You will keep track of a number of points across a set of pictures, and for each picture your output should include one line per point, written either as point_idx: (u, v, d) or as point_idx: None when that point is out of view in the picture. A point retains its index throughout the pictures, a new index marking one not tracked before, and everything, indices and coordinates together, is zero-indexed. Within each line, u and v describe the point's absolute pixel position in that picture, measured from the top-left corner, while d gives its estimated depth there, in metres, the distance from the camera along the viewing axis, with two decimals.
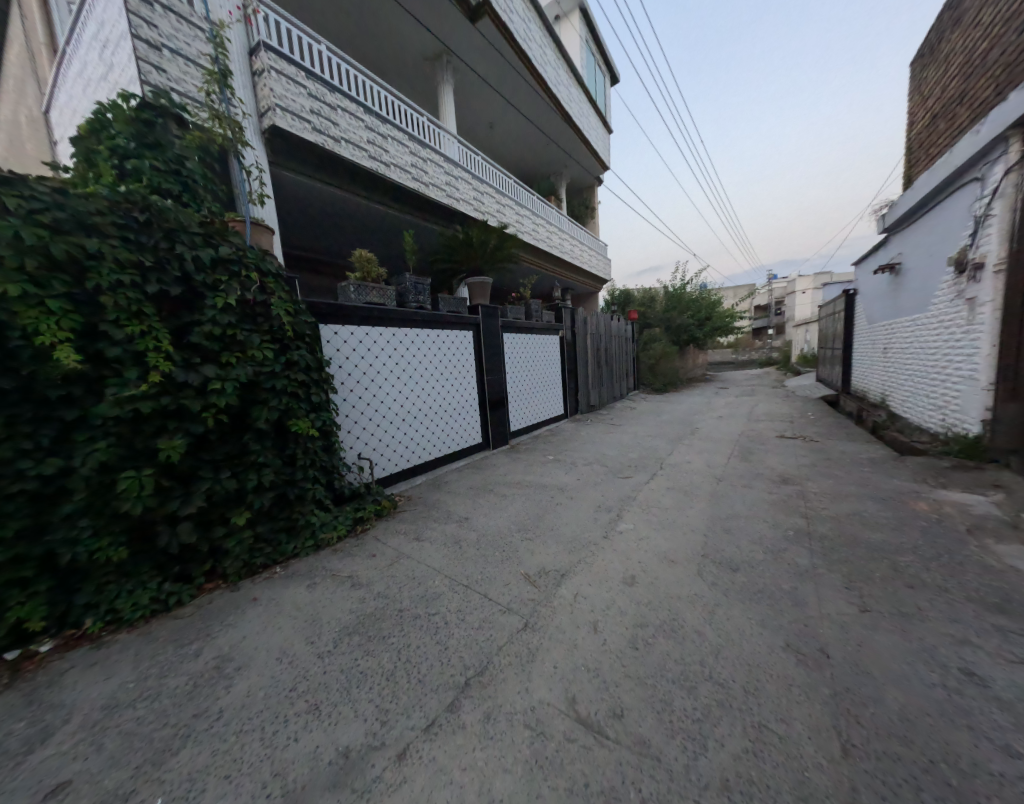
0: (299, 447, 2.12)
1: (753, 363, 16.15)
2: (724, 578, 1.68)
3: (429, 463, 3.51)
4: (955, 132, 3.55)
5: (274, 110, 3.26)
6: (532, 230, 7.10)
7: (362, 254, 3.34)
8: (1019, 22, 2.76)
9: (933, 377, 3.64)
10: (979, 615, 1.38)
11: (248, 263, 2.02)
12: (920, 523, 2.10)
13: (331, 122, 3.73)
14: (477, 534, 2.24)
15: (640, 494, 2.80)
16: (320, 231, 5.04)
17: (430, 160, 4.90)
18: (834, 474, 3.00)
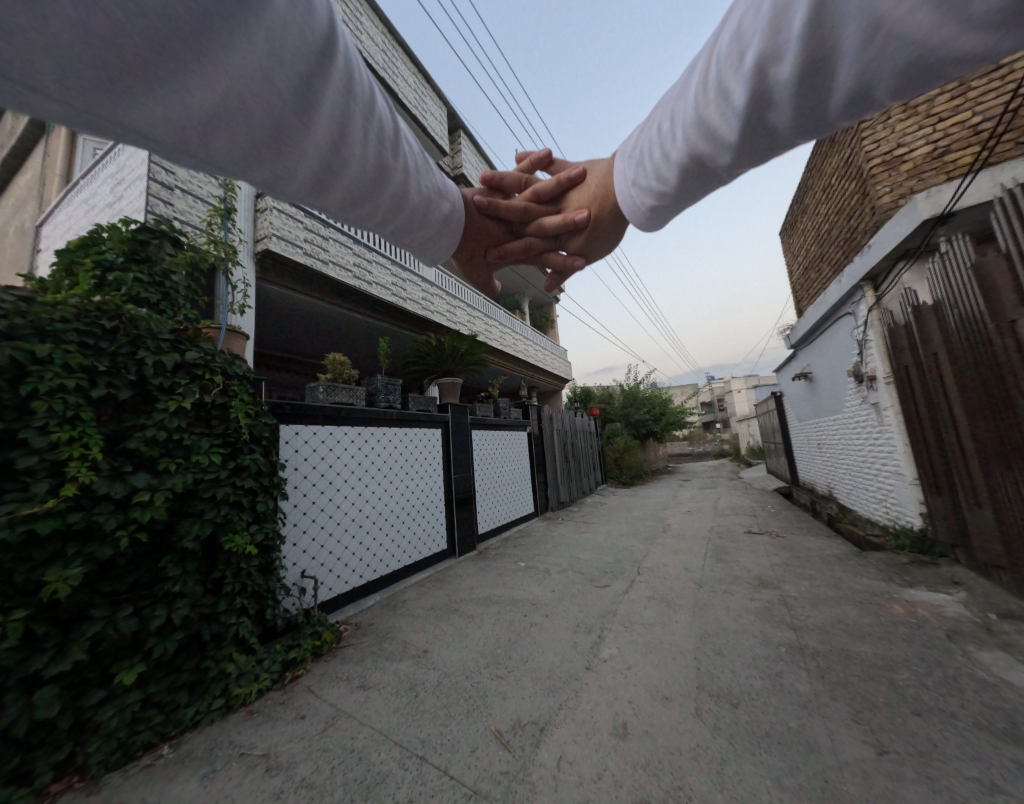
0: (229, 569, 1.82)
1: (709, 456, 17.08)
2: (726, 718, 1.47)
3: (385, 578, 3.09)
4: (824, 280, 4.61)
5: (270, 238, 3.66)
6: (499, 337, 7.80)
7: (336, 358, 3.44)
8: (845, 215, 3.87)
9: (867, 472, 3.96)
10: (996, 749, 1.26)
11: (215, 366, 1.99)
12: (903, 630, 2.03)
13: (322, 249, 4.21)
14: (437, 675, 1.87)
15: (620, 607, 2.57)
16: (295, 336, 5.23)
17: (408, 279, 5.51)
18: (808, 574, 2.96)
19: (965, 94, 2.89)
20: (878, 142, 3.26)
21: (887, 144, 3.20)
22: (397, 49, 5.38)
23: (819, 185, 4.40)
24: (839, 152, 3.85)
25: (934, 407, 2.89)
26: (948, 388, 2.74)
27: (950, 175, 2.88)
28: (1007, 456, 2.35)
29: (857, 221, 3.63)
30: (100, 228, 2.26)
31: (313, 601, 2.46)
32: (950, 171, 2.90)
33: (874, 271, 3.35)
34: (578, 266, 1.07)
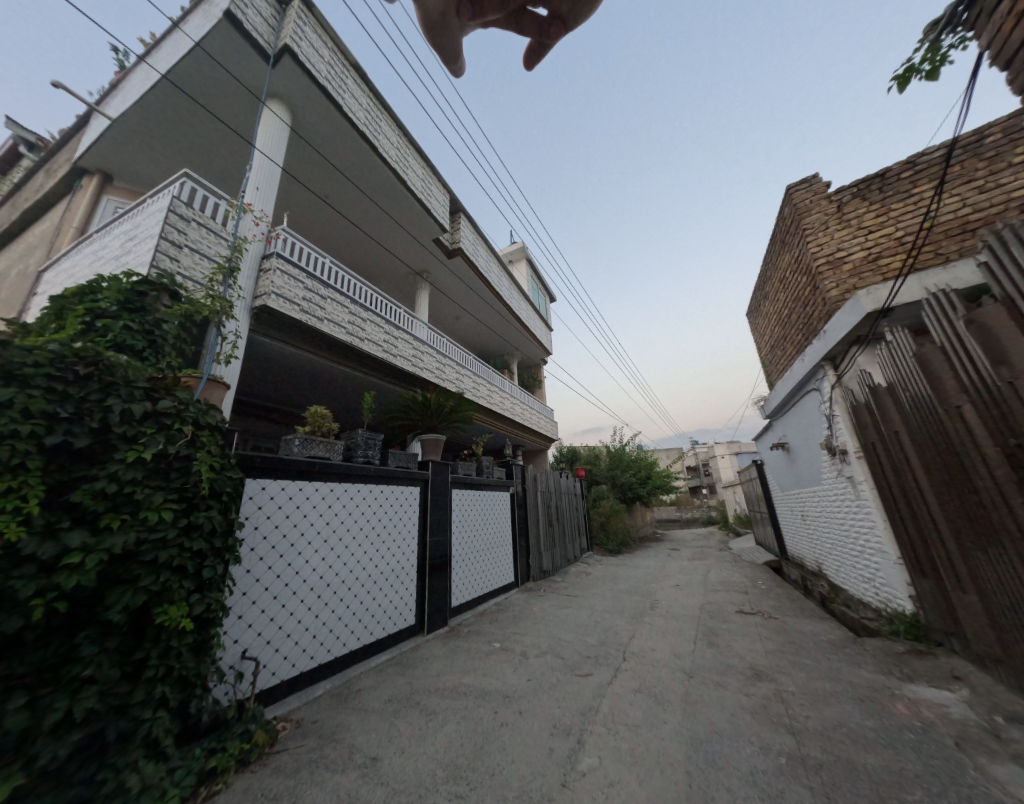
0: (156, 649, 1.59)
1: (696, 524, 16.72)
2: None
3: (339, 661, 2.72)
4: (788, 359, 4.96)
5: (269, 296, 3.83)
6: (486, 396, 7.93)
7: (317, 411, 3.40)
8: (801, 303, 4.30)
9: (852, 548, 3.89)
10: None
11: (187, 416, 1.94)
12: (908, 736, 1.85)
13: (319, 306, 4.38)
14: (384, 794, 1.58)
15: (603, 703, 2.29)
16: (280, 387, 5.21)
17: (400, 338, 5.70)
18: (804, 664, 2.74)
19: (887, 213, 3.43)
20: (821, 245, 3.75)
21: (829, 247, 3.68)
22: (410, 148, 6.18)
23: (776, 276, 4.94)
24: (790, 251, 4.39)
25: (905, 485, 2.95)
26: (915, 467, 2.83)
27: (885, 276, 3.29)
28: (983, 539, 2.37)
29: (812, 309, 4.02)
30: (100, 278, 2.32)
31: (250, 691, 2.12)
32: (885, 273, 3.31)
33: (831, 354, 3.64)
34: (555, 36, 0.85)
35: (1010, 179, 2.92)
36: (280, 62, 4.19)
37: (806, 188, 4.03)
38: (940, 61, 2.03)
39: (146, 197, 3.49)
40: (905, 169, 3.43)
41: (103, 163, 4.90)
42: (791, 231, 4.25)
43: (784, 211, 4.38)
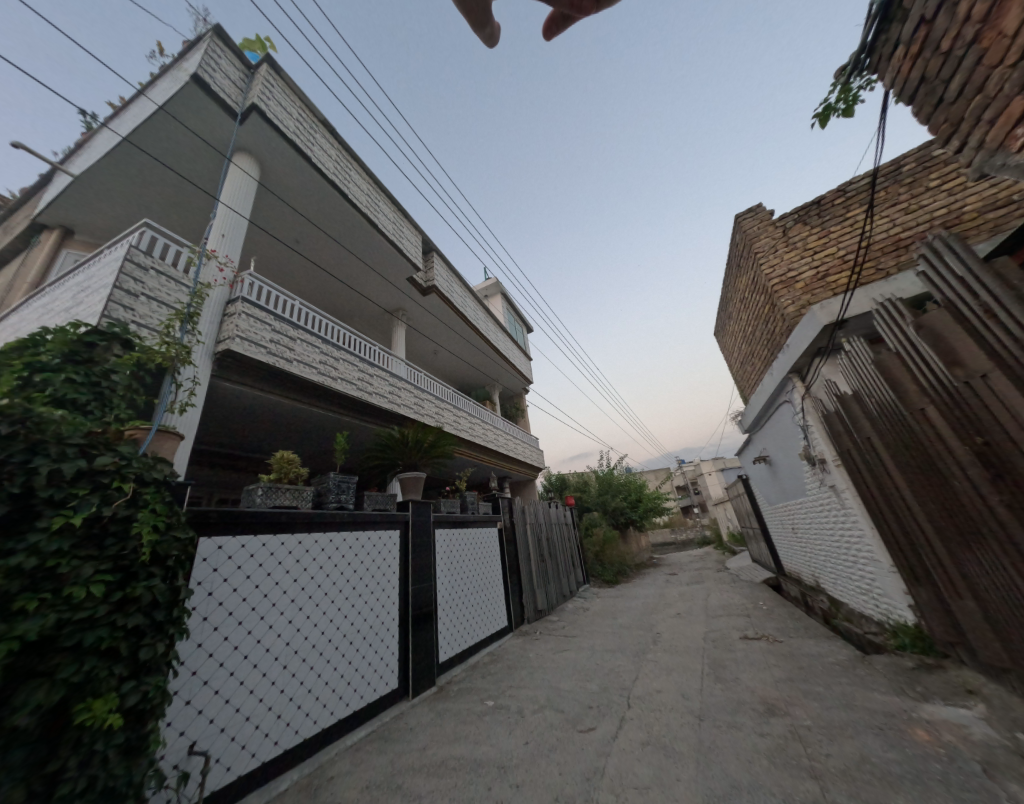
0: (75, 757, 1.34)
1: (692, 545, 16.46)
2: None
3: (309, 743, 2.39)
4: (759, 373, 5.10)
5: (233, 340, 3.71)
6: (468, 428, 7.80)
7: (283, 456, 3.19)
8: (763, 319, 4.48)
9: (845, 560, 3.82)
10: None
11: (128, 472, 1.75)
12: (934, 766, 1.72)
13: (288, 348, 4.28)
14: None
15: (609, 764, 2.04)
16: (248, 432, 4.96)
17: (376, 375, 5.60)
18: (816, 692, 2.58)
19: (828, 234, 3.69)
20: (774, 266, 3.99)
21: (781, 267, 3.91)
22: (380, 193, 6.40)
23: (737, 297, 5.21)
24: (746, 273, 4.66)
25: (885, 490, 2.97)
26: (892, 470, 2.85)
27: (835, 291, 3.49)
28: (968, 539, 2.35)
29: (774, 325, 4.19)
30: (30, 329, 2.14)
31: (198, 793, 1.80)
32: (834, 288, 3.51)
33: (798, 366, 3.74)
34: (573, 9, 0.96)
35: (929, 201, 3.21)
36: (247, 119, 4.35)
37: (753, 217, 4.36)
38: (852, 100, 2.27)
39: (103, 248, 3.41)
40: (838, 195, 3.75)
41: (63, 218, 4.83)
42: (745, 255, 4.53)
43: (737, 237, 4.69)
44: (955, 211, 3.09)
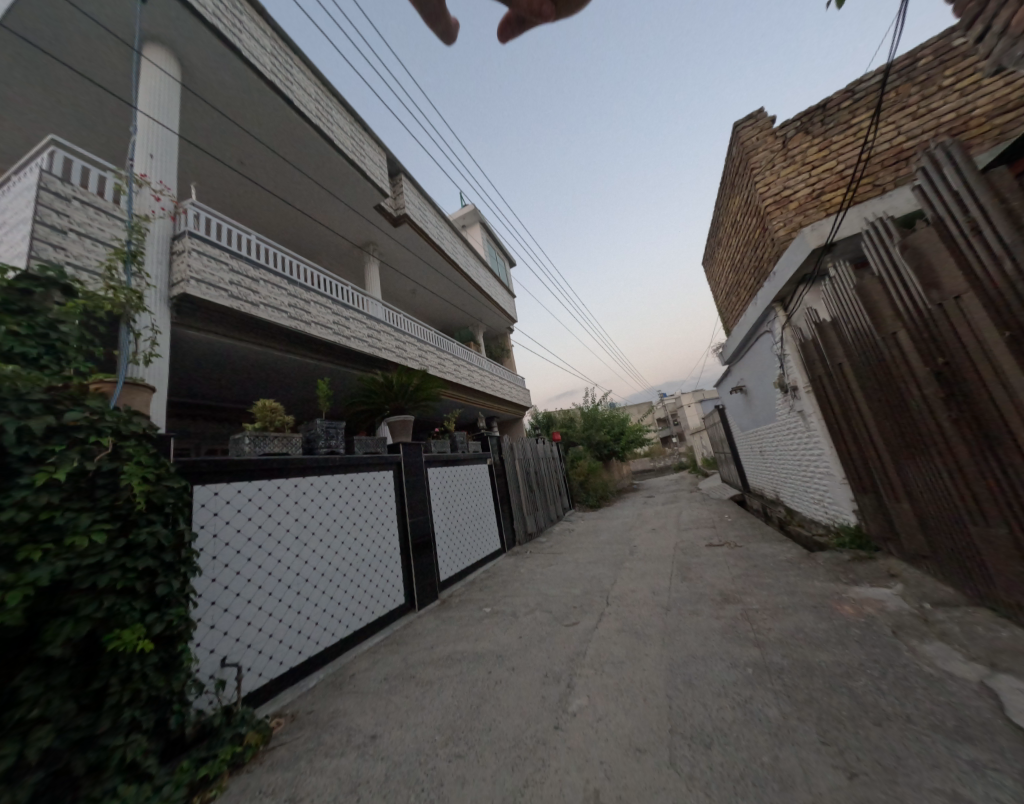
0: (115, 675, 1.50)
1: (669, 471, 17.71)
2: (702, 764, 1.39)
3: (330, 651, 2.71)
4: (743, 303, 5.08)
5: (189, 282, 3.37)
6: (453, 369, 7.74)
7: (265, 405, 3.14)
8: (752, 245, 4.33)
9: (805, 476, 4.20)
10: (953, 751, 1.28)
11: (103, 426, 1.70)
12: (854, 631, 2.09)
13: (251, 290, 3.98)
14: (387, 766, 1.64)
15: (590, 647, 2.42)
16: (224, 381, 4.81)
17: (352, 318, 5.34)
18: (767, 583, 3.01)
19: (829, 146, 3.44)
20: (769, 185, 3.75)
21: (776, 186, 3.69)
22: (332, 100, 5.52)
23: (728, 221, 4.96)
24: (740, 192, 4.38)
25: (848, 412, 3.16)
26: (855, 394, 3.03)
27: (828, 211, 3.35)
28: (911, 451, 2.61)
29: (763, 252, 4.07)
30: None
31: (237, 694, 2.08)
32: (828, 209, 3.37)
33: (782, 293, 3.72)
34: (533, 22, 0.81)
35: (939, 104, 2.98)
36: None
37: (752, 125, 3.98)
38: None
39: (10, 176, 2.95)
40: (845, 98, 3.41)
41: None
42: (739, 173, 4.22)
43: (733, 151, 4.33)
44: (963, 116, 2.89)
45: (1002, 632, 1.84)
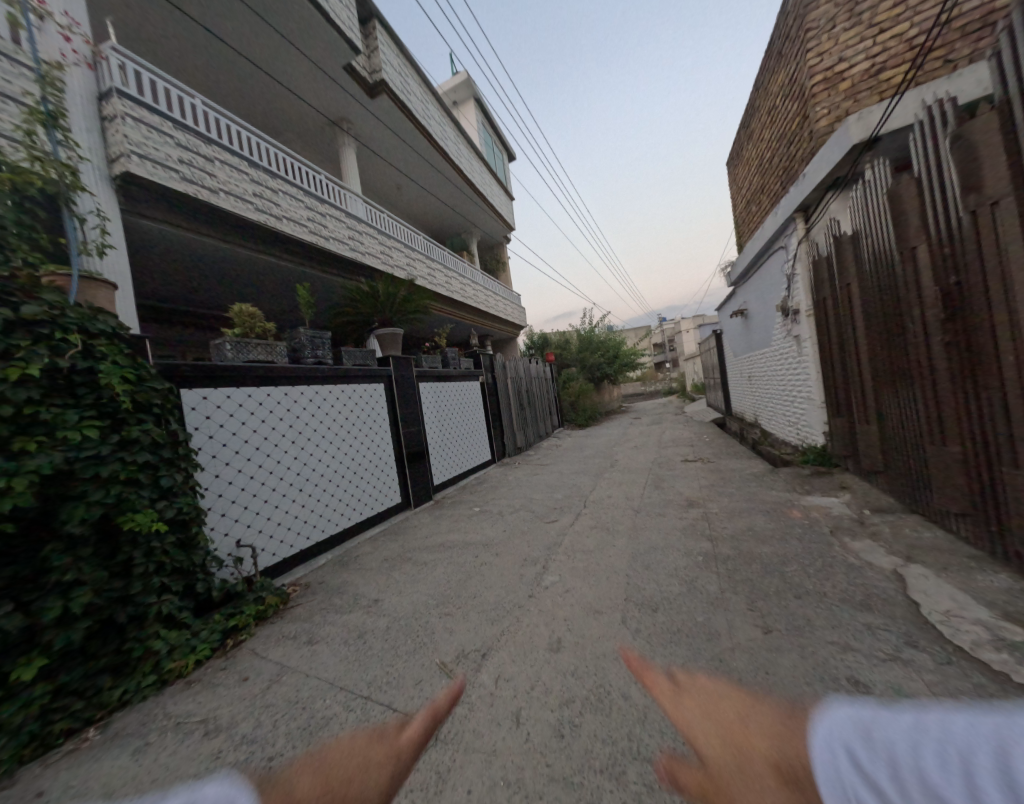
0: (138, 550, 1.68)
1: (658, 394, 18.18)
2: (647, 622, 1.69)
3: (334, 537, 3.04)
4: (763, 213, 4.64)
5: (130, 157, 2.92)
6: (444, 280, 7.31)
7: (242, 309, 2.99)
8: (787, 140, 3.78)
9: (785, 399, 4.35)
10: (854, 616, 1.55)
11: (68, 322, 1.61)
12: (797, 531, 2.38)
13: (207, 172, 3.49)
14: (387, 621, 1.96)
15: (565, 539, 2.74)
16: (198, 283, 4.51)
17: (330, 215, 4.81)
18: (729, 492, 3.32)
19: (906, 1, 2.78)
20: (822, 56, 3.11)
21: (830, 58, 3.07)
22: None
23: (765, 106, 4.24)
24: (785, 67, 3.66)
25: (842, 337, 3.12)
26: (852, 318, 2.97)
27: (882, 97, 2.86)
28: (892, 385, 2.56)
29: (797, 148, 3.57)
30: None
31: (254, 568, 2.38)
32: (882, 93, 2.87)
33: (806, 201, 3.36)
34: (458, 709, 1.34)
35: None
36: None
37: None
38: None
39: None
40: None
41: None
42: (791, 37, 3.47)
43: (788, 5, 3.49)
44: None
45: (924, 533, 2.11)
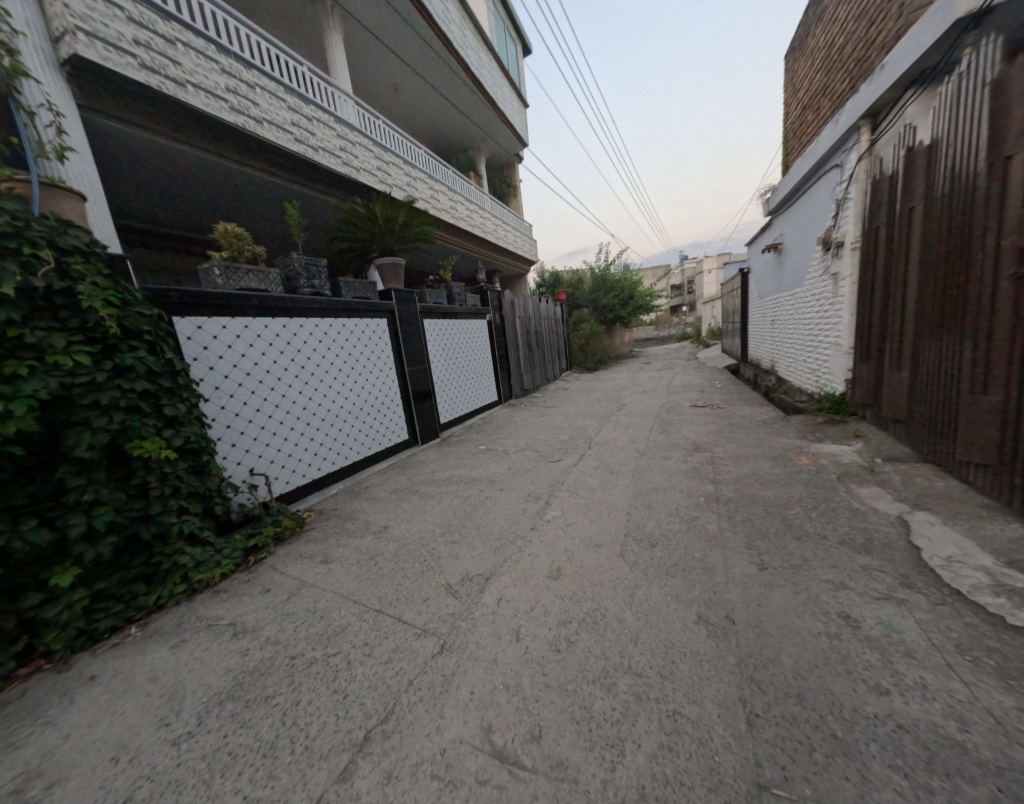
0: (152, 475, 1.72)
1: (671, 339, 17.62)
2: (645, 555, 1.74)
3: (344, 469, 3.13)
4: (820, 123, 3.97)
5: (76, 34, 2.45)
6: (449, 206, 6.72)
7: (228, 229, 2.76)
8: (866, 20, 3.07)
9: (809, 345, 4.13)
10: (852, 558, 1.56)
11: (35, 236, 1.48)
12: (803, 476, 2.36)
13: (170, 59, 3.00)
14: (396, 546, 2.06)
15: (569, 478, 2.78)
16: (183, 199, 4.17)
17: (319, 121, 4.26)
18: (737, 437, 3.29)
19: None
20: None
21: None
22: None
23: None
24: None
25: (888, 274, 2.81)
26: (904, 252, 2.64)
27: None
28: (937, 330, 2.32)
29: (878, 30, 2.91)
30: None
31: (269, 494, 2.48)
32: None
33: (877, 104, 2.83)
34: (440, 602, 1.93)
35: None
36: None
37: None
38: None
39: None
40: None
41: None
42: None
43: None
44: None
45: (936, 482, 2.07)
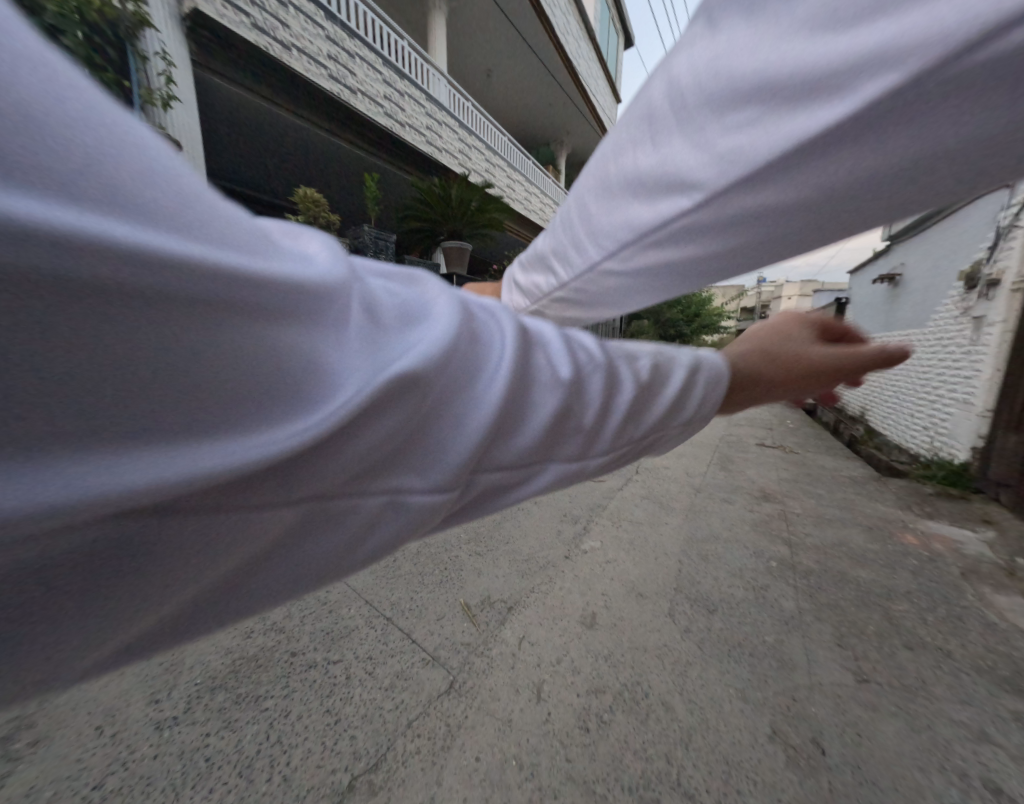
0: None
1: (734, 364, 16.30)
2: (700, 623, 1.44)
3: None
4: None
5: None
6: (523, 198, 6.58)
7: (306, 193, 2.78)
8: None
9: (922, 398, 3.47)
10: (993, 697, 1.17)
11: None
12: (911, 561, 1.91)
13: (280, 23, 3.14)
14: (418, 544, 1.92)
15: (611, 503, 2.50)
16: (275, 162, 4.36)
17: (409, 96, 4.27)
18: (816, 492, 2.81)
19: None
20: None
21: None
22: None
23: None
24: None
25: None
26: None
27: None
28: None
29: None
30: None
31: None
32: None
33: None
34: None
35: None
36: None
37: None
38: None
39: None
40: None
41: None
42: None
43: None
44: None
45: None
